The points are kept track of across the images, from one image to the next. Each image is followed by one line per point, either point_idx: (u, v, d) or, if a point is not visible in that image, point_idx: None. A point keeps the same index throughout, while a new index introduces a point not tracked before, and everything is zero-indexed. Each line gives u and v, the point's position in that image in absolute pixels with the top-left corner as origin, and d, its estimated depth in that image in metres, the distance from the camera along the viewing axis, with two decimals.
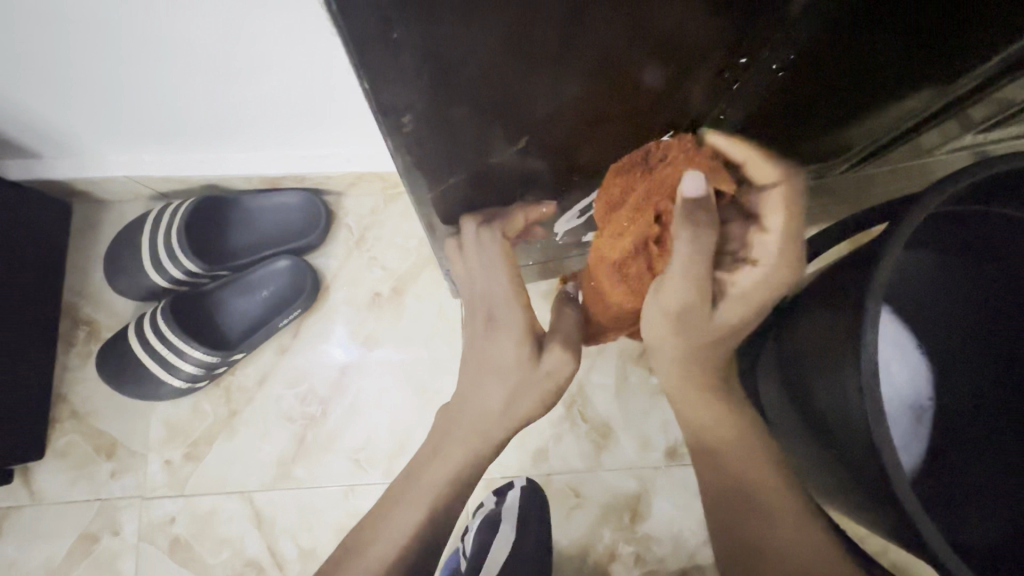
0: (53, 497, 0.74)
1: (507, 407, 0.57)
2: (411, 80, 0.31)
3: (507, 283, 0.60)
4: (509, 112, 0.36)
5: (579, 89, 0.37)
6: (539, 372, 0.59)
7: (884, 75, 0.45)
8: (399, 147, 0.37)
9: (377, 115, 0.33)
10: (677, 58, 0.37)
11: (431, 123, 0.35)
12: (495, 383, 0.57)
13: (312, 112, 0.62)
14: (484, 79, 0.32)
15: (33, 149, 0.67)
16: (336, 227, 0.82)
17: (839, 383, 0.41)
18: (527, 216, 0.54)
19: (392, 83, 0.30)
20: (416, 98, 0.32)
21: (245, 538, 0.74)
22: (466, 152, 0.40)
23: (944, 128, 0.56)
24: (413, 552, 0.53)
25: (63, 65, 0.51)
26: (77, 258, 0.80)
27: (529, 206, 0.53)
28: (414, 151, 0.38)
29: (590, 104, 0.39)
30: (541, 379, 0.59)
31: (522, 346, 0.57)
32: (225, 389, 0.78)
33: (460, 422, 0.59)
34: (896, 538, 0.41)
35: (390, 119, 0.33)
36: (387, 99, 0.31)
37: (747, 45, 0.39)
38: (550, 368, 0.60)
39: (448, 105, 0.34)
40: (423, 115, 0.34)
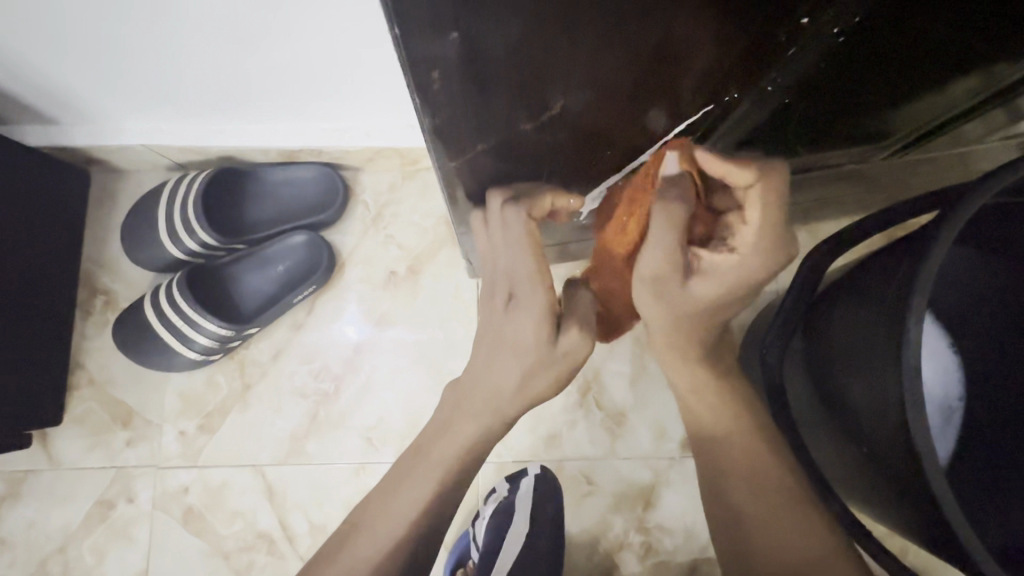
0: (71, 463, 0.75)
1: (521, 388, 0.54)
2: (445, 32, 0.28)
3: (529, 257, 0.51)
4: (547, 78, 0.34)
5: (624, 47, 0.33)
6: (557, 354, 0.53)
7: (935, 52, 0.43)
8: (427, 106, 0.34)
9: (405, 68, 0.30)
10: (731, 20, 0.35)
11: (463, 82, 0.32)
12: (511, 361, 0.52)
13: (329, 80, 0.60)
14: (525, 37, 0.30)
15: (50, 115, 0.67)
16: (353, 204, 0.80)
17: (881, 384, 0.41)
18: (556, 199, 0.52)
19: (425, 37, 0.28)
20: (448, 53, 0.29)
21: (258, 511, 0.74)
22: (495, 117, 0.37)
23: (988, 118, 0.55)
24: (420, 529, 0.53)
25: (72, 26, 0.49)
26: (94, 227, 0.80)
27: (558, 192, 0.52)
28: (442, 110, 0.35)
29: (632, 66, 0.36)
30: (555, 361, 0.53)
31: (542, 326, 0.51)
32: (239, 363, 0.78)
33: (468, 402, 0.55)
34: (932, 542, 0.41)
35: (421, 75, 0.31)
36: (420, 56, 0.29)
37: (804, 12, 0.37)
38: (568, 347, 0.53)
39: (483, 67, 0.31)
40: (457, 72, 0.31)
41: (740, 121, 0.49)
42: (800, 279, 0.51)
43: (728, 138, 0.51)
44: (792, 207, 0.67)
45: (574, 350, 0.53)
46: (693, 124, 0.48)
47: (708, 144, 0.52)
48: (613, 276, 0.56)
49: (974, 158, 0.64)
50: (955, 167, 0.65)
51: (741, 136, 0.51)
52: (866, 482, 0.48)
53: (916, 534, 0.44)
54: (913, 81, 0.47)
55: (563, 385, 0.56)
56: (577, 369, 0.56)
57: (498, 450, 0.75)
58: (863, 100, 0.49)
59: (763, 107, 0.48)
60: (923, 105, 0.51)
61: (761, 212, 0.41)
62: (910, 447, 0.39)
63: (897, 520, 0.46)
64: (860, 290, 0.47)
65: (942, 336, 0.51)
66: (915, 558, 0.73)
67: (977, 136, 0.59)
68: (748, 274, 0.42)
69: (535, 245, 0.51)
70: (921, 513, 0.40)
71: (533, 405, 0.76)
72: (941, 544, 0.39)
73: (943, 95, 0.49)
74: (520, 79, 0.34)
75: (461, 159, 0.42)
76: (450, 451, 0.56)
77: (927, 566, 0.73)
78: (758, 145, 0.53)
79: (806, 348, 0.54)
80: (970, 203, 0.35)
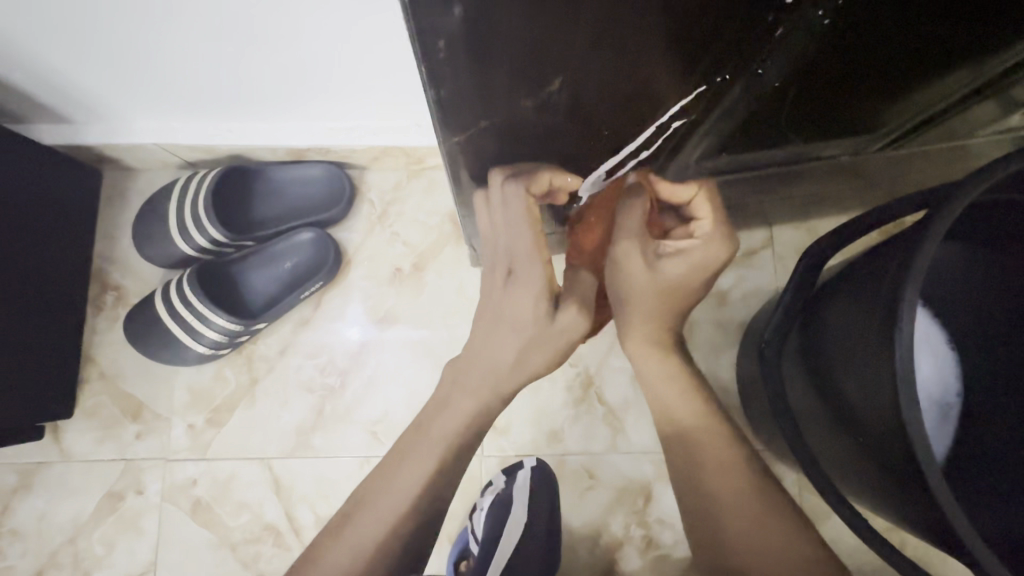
0: (82, 455, 0.76)
1: (518, 361, 0.60)
2: (450, 4, 0.29)
3: (530, 236, 0.57)
4: (545, 58, 0.36)
5: (622, 21, 0.34)
6: (552, 329, 0.59)
7: (922, 40, 0.44)
8: (432, 76, 0.35)
9: (412, 36, 0.31)
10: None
11: (468, 54, 0.33)
12: (509, 335, 0.59)
13: (336, 80, 0.61)
14: (530, 12, 0.31)
15: (64, 113, 0.68)
16: (359, 202, 0.82)
17: (876, 376, 0.42)
18: (556, 177, 0.52)
19: (431, 9, 0.29)
20: (453, 24, 0.30)
21: (264, 504, 0.75)
22: (498, 91, 0.38)
23: (981, 108, 0.56)
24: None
25: (88, 26, 0.51)
26: (105, 224, 0.81)
27: (557, 170, 0.52)
28: (446, 82, 0.36)
29: (631, 42, 0.37)
30: (551, 335, 0.60)
31: (540, 300, 0.57)
32: (247, 358, 0.79)
33: (470, 374, 0.62)
34: (929, 530, 0.42)
35: (426, 44, 0.31)
36: (427, 25, 0.30)
37: None
38: (564, 326, 0.60)
39: (486, 41, 0.32)
40: (460, 44, 0.32)
41: (732, 107, 0.50)
42: (798, 273, 0.53)
43: (721, 122, 0.52)
44: (784, 194, 0.69)
45: (568, 326, 0.61)
46: (687, 109, 0.49)
47: (701, 130, 0.53)
48: (624, 255, 0.57)
49: (965, 154, 0.65)
50: (948, 160, 0.66)
51: (734, 121, 0.52)
52: (865, 474, 0.48)
53: (912, 523, 0.45)
54: (903, 71, 0.48)
55: (559, 360, 0.64)
56: (569, 346, 0.64)
57: (500, 444, 0.76)
58: (855, 87, 0.50)
59: (758, 93, 0.49)
60: (914, 95, 0.52)
61: (709, 207, 0.60)
62: (907, 439, 0.39)
63: (894, 512, 0.47)
64: (855, 285, 0.48)
65: (941, 334, 0.53)
66: (916, 552, 0.74)
67: (967, 129, 0.60)
68: (708, 254, 0.61)
69: (535, 222, 0.56)
70: (916, 500, 0.41)
71: (536, 400, 0.77)
72: (940, 533, 0.40)
73: (933, 85, 0.51)
74: (523, 56, 0.35)
75: (464, 137, 0.43)
76: (453, 424, 0.60)
77: (928, 560, 0.73)
78: (751, 132, 0.54)
79: (803, 343, 0.55)
80: (959, 199, 0.37)
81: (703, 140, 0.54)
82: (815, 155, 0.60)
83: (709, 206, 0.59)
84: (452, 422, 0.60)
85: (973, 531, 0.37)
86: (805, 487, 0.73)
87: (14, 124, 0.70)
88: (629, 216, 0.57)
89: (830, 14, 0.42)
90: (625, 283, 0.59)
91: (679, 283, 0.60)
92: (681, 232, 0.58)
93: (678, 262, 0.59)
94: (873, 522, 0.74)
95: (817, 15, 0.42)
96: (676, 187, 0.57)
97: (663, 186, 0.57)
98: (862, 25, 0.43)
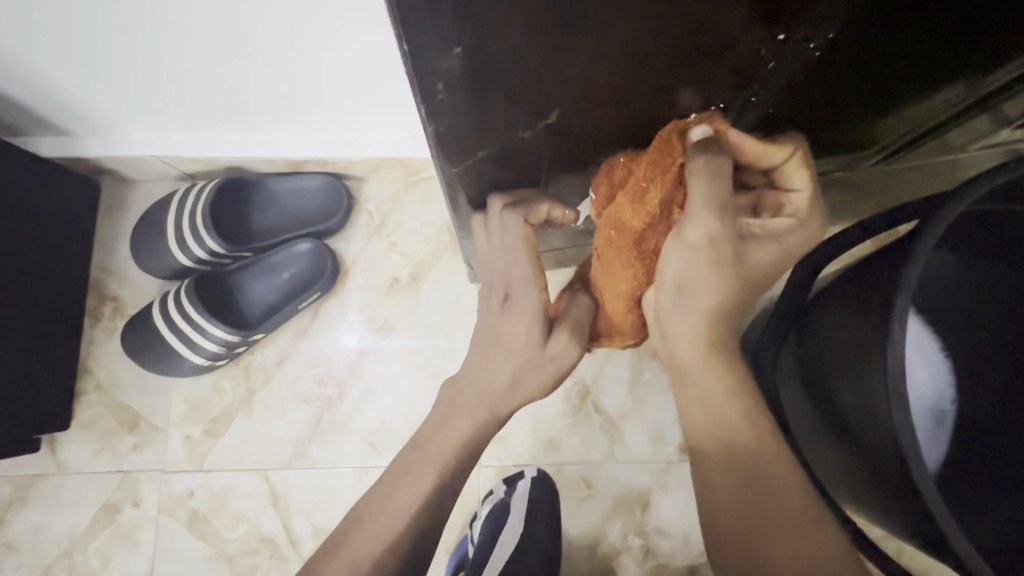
0: (78, 468, 0.76)
1: (511, 387, 0.58)
2: (450, 45, 0.30)
3: (526, 263, 0.58)
4: (539, 94, 0.37)
5: (616, 56, 0.35)
6: (543, 357, 0.58)
7: (914, 63, 0.45)
8: (430, 112, 0.36)
9: (411, 76, 0.32)
10: (715, 32, 0.36)
11: (466, 92, 0.34)
12: (503, 359, 0.58)
13: (335, 94, 0.62)
14: (528, 51, 0.32)
15: (64, 126, 0.68)
16: (357, 213, 0.82)
17: (870, 388, 0.43)
18: (555, 208, 0.54)
19: (432, 50, 0.30)
20: (453, 64, 0.31)
21: (262, 516, 0.75)
22: (497, 125, 0.39)
23: (972, 125, 0.57)
24: (416, 526, 0.55)
25: (93, 42, 0.52)
26: (103, 236, 0.82)
27: (555, 205, 0.54)
28: (444, 117, 0.36)
29: (624, 74, 0.38)
30: (541, 363, 0.58)
31: (533, 328, 0.58)
32: (245, 368, 0.79)
33: (464, 393, 0.59)
34: (923, 541, 0.42)
35: (426, 82, 0.32)
36: (425, 66, 0.31)
37: (788, 26, 0.38)
38: (557, 351, 0.58)
39: (484, 79, 0.33)
40: (460, 84, 0.33)
41: (728, 129, 0.51)
42: (790, 285, 0.53)
43: None
44: None
45: (559, 356, 0.58)
46: None
47: None
48: (711, 237, 0.44)
49: (956, 165, 0.66)
50: (941, 172, 0.67)
51: None
52: (861, 485, 0.49)
53: (907, 533, 0.45)
54: (896, 92, 0.49)
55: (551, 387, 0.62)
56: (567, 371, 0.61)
57: (498, 453, 0.76)
58: (848, 108, 0.50)
59: (751, 116, 0.49)
60: (905, 114, 0.53)
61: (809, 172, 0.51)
62: (900, 453, 0.40)
63: (890, 520, 0.48)
64: (849, 294, 0.48)
65: (934, 339, 0.53)
66: (913, 559, 0.74)
67: (958, 144, 0.61)
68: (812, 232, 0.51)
69: (532, 249, 0.58)
70: (911, 512, 0.41)
71: (533, 410, 0.77)
72: (935, 545, 0.40)
73: (923, 107, 0.52)
74: (517, 92, 0.36)
75: (463, 166, 0.44)
76: (450, 444, 0.58)
77: (925, 567, 0.74)
78: None
79: (798, 353, 0.55)
80: (947, 214, 0.37)
81: None
82: (808, 171, 0.61)
83: (808, 172, 0.50)
84: (449, 437, 0.58)
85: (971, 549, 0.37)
86: None
87: (13, 137, 0.70)
88: (707, 173, 0.43)
89: (823, 46, 0.42)
90: (683, 262, 0.45)
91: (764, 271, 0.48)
92: (770, 203, 0.50)
93: (769, 247, 0.48)
94: (871, 530, 0.75)
95: (811, 49, 0.42)
96: (766, 147, 0.48)
97: (751, 144, 0.47)
98: (857, 56, 0.43)
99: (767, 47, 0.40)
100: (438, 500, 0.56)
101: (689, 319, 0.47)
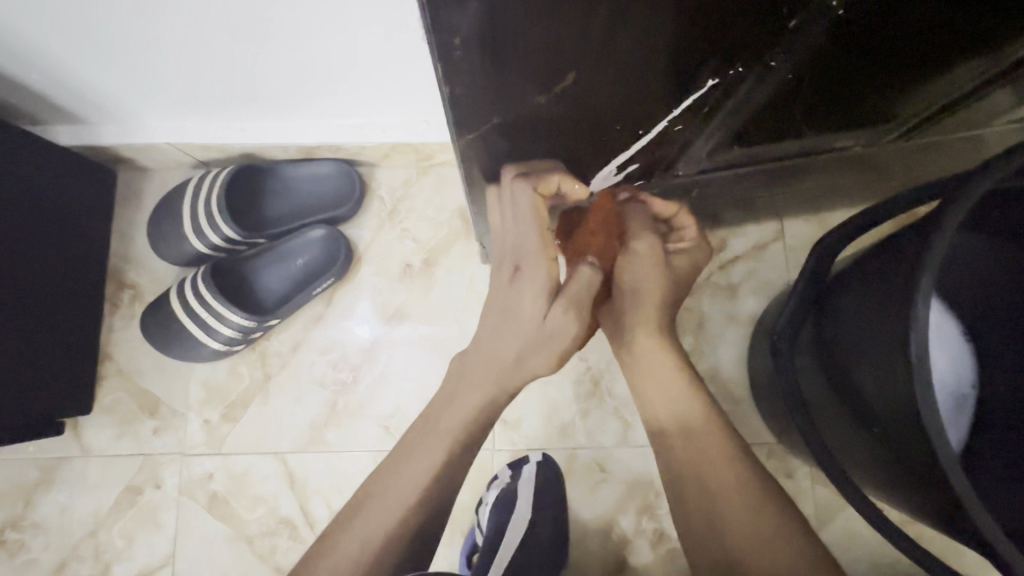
0: (101, 451, 0.78)
1: (518, 360, 0.61)
2: (467, 0, 0.29)
3: (536, 235, 0.58)
4: (559, 58, 0.36)
5: (637, 16, 0.34)
6: (547, 329, 0.60)
7: (940, 30, 0.44)
8: (447, 75, 0.35)
9: (428, 33, 0.31)
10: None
11: (483, 52, 0.33)
12: (510, 333, 0.61)
13: (346, 77, 0.62)
14: (545, 11, 0.31)
15: (79, 114, 0.69)
16: (369, 199, 0.82)
17: (893, 369, 0.42)
18: (565, 181, 0.54)
19: (449, 4, 0.29)
20: (470, 20, 0.30)
21: (280, 498, 0.77)
22: (512, 91, 0.38)
23: (998, 98, 0.56)
24: (429, 503, 0.56)
25: (107, 29, 0.52)
26: (120, 224, 0.83)
27: (568, 176, 0.54)
28: (460, 82, 0.36)
29: (642, 41, 0.37)
30: (545, 338, 0.61)
31: (538, 299, 0.59)
32: (261, 354, 0.80)
33: (473, 364, 0.63)
34: (946, 523, 0.42)
35: (442, 43, 0.32)
36: (443, 22, 0.30)
37: None
38: (557, 325, 0.60)
39: (502, 39, 0.32)
40: (477, 43, 0.32)
41: (745, 99, 0.49)
42: (809, 265, 0.53)
43: (733, 117, 0.52)
44: (795, 186, 0.69)
45: (559, 330, 0.61)
46: (698, 102, 0.49)
47: (711, 124, 0.53)
48: (646, 261, 0.65)
49: (981, 142, 0.65)
50: (965, 148, 0.65)
51: (745, 116, 0.52)
52: (882, 470, 0.48)
53: (931, 517, 0.44)
54: (919, 60, 0.47)
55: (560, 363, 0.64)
56: (573, 344, 0.64)
57: (512, 438, 0.77)
58: (868, 76, 0.49)
59: (771, 88, 0.48)
60: (929, 86, 0.51)
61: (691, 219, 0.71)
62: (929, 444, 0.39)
63: (907, 499, 0.47)
64: (872, 272, 0.47)
65: (954, 323, 0.52)
66: (930, 544, 0.73)
67: (983, 119, 0.60)
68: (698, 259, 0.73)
69: (544, 223, 0.58)
70: (937, 494, 0.41)
71: (547, 396, 0.77)
72: (964, 530, 0.39)
73: (947, 74, 0.50)
74: (538, 55, 0.35)
75: (476, 134, 0.43)
76: (461, 414, 0.60)
77: (944, 552, 0.73)
78: (762, 125, 0.54)
79: (815, 334, 0.55)
80: (973, 184, 0.36)
81: (714, 131, 0.54)
82: (826, 146, 0.59)
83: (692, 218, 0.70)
84: (460, 411, 0.60)
85: (998, 530, 0.37)
86: (817, 478, 0.74)
87: (31, 125, 0.71)
88: (637, 218, 0.64)
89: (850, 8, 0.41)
90: (639, 272, 0.65)
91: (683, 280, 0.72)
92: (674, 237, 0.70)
93: (683, 259, 0.71)
94: (888, 516, 0.74)
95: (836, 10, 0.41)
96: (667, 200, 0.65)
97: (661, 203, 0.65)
98: (883, 18, 0.42)
99: (790, 7, 0.39)
100: (447, 481, 0.57)
101: (648, 313, 0.65)
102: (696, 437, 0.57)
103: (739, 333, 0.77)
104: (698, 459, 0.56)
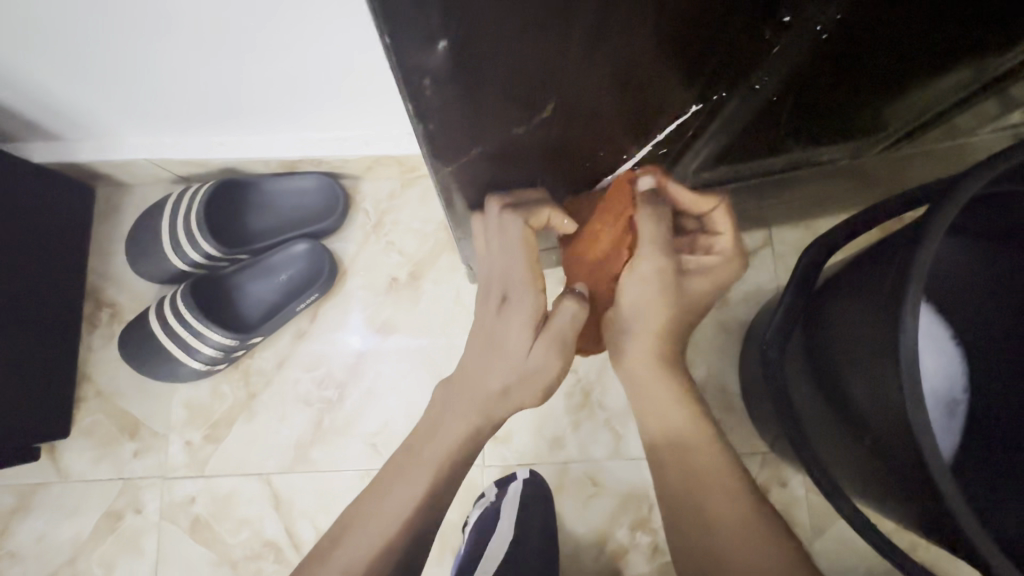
0: (79, 475, 0.75)
1: (505, 392, 0.58)
2: (433, 40, 0.28)
3: (525, 262, 0.56)
4: (540, 87, 0.35)
5: (613, 43, 0.34)
6: (530, 363, 0.57)
7: (911, 45, 0.46)
8: (419, 111, 0.34)
9: (398, 75, 0.30)
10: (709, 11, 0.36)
11: (456, 88, 0.32)
12: (499, 367, 0.58)
13: (325, 91, 0.61)
14: (524, 43, 0.30)
15: (55, 130, 0.67)
16: (353, 212, 0.81)
17: (883, 382, 0.41)
18: (554, 214, 0.54)
19: (416, 46, 0.28)
20: (438, 61, 0.29)
21: (265, 520, 0.75)
22: (490, 124, 0.37)
23: (978, 109, 0.57)
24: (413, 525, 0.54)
25: (78, 49, 0.51)
26: (99, 242, 0.81)
27: (557, 210, 0.53)
28: (432, 117, 0.35)
29: (624, 58, 0.37)
30: (529, 373, 0.58)
31: (525, 330, 0.57)
32: (244, 371, 0.78)
33: (458, 397, 0.60)
34: (938, 535, 0.41)
35: (411, 82, 0.31)
36: (412, 63, 0.29)
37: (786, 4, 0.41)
38: (540, 357, 0.57)
39: (470, 76, 0.31)
40: (447, 79, 0.31)
41: (731, 116, 0.51)
42: (799, 270, 0.52)
43: (720, 131, 0.53)
44: (781, 198, 0.68)
45: (543, 365, 0.58)
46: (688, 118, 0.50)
47: (698, 139, 0.54)
48: (658, 271, 0.55)
49: (967, 150, 0.65)
50: (951, 157, 0.66)
51: (732, 131, 0.53)
52: (874, 479, 0.48)
53: (923, 528, 0.44)
54: (893, 76, 0.50)
55: (546, 397, 0.62)
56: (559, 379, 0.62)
57: (502, 452, 0.75)
58: (850, 85, 0.50)
59: (755, 104, 0.51)
60: (910, 99, 0.53)
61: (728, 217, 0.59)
62: (928, 472, 0.38)
63: (900, 509, 0.46)
64: (860, 282, 0.47)
65: (944, 328, 0.52)
66: (927, 554, 0.73)
67: (966, 128, 0.61)
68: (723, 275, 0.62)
69: (530, 249, 0.55)
70: (930, 507, 0.40)
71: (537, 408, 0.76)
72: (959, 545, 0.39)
73: (928, 85, 0.51)
74: (518, 87, 0.34)
75: (457, 164, 0.42)
76: (445, 435, 0.58)
77: (939, 560, 0.72)
78: (747, 137, 0.54)
79: (805, 338, 0.55)
80: (951, 203, 0.36)
81: (701, 144, 0.54)
82: (814, 161, 0.59)
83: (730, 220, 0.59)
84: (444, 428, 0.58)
85: (994, 546, 0.36)
86: (811, 487, 0.73)
87: (4, 143, 0.69)
88: (652, 218, 0.55)
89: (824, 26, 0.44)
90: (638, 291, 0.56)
91: (705, 296, 0.61)
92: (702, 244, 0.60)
93: (703, 278, 0.60)
94: (882, 525, 0.74)
95: (811, 28, 0.44)
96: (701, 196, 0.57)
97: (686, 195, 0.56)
98: (852, 36, 0.45)
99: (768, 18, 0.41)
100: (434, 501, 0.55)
101: (645, 342, 0.60)
102: (684, 457, 0.56)
103: (730, 341, 0.76)
104: (690, 478, 0.55)
